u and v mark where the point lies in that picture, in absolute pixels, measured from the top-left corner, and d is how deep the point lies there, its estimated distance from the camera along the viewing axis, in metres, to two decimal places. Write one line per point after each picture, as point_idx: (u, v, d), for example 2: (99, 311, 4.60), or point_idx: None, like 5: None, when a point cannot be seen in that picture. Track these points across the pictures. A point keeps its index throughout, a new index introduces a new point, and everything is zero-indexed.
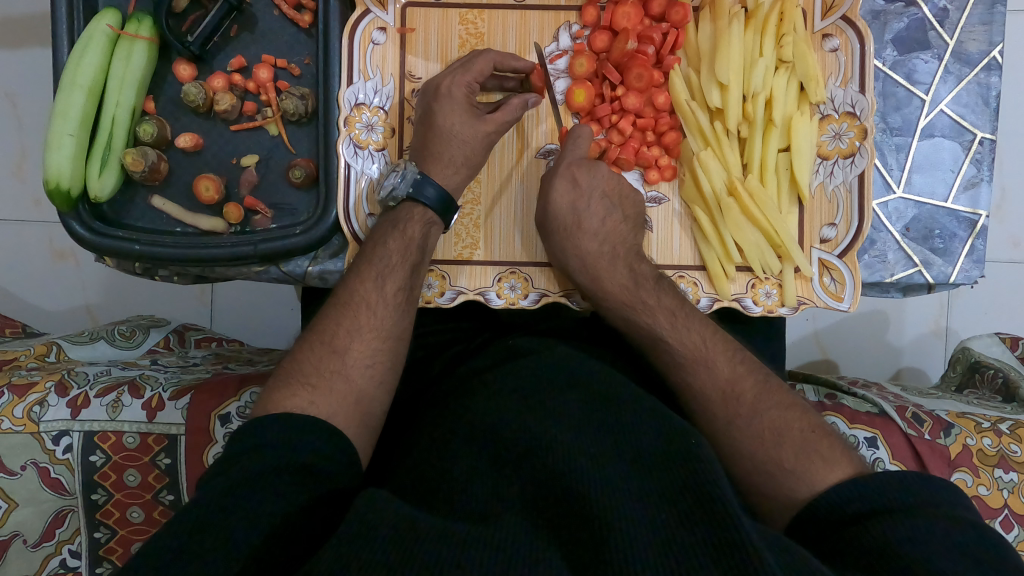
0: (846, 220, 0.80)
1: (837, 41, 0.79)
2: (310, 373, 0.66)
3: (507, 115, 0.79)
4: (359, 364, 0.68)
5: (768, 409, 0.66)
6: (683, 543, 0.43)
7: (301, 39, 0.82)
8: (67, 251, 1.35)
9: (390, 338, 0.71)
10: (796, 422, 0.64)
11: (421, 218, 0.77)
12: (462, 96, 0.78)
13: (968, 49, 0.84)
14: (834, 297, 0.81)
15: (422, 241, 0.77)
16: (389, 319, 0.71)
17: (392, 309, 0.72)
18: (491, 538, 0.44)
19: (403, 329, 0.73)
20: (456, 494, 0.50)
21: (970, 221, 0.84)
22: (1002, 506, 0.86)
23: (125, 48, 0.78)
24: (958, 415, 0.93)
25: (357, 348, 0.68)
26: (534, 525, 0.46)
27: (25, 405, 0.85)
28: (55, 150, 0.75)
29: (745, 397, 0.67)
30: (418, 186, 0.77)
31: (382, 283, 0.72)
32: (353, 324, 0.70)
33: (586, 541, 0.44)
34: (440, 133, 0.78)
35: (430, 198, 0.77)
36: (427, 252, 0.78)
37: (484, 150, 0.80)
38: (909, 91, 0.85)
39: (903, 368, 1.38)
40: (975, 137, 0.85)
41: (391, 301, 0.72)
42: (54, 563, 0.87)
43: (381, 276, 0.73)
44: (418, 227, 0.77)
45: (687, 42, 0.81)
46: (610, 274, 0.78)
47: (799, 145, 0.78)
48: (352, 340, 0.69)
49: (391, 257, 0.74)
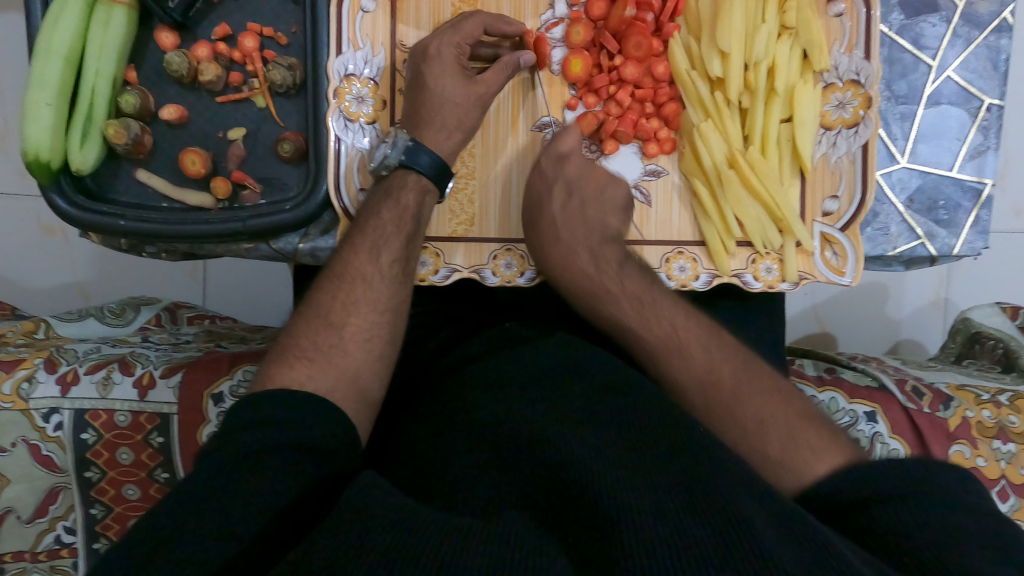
0: (848, 193, 0.78)
1: (842, 5, 0.77)
2: (307, 348, 0.64)
3: (498, 75, 0.77)
4: (356, 338, 0.66)
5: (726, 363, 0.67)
6: (691, 534, 0.42)
7: (288, 7, 0.79)
8: (56, 227, 1.34)
9: (387, 312, 0.69)
10: (790, 414, 0.61)
11: (416, 185, 0.75)
12: (452, 57, 0.75)
13: (978, 11, 0.81)
14: (837, 271, 0.79)
15: (417, 211, 0.74)
16: (386, 292, 0.70)
17: (389, 282, 0.71)
18: (495, 528, 0.43)
19: (401, 301, 0.71)
20: (455, 492, 0.49)
21: (975, 190, 0.83)
22: (999, 477, 0.86)
23: (103, 14, 0.75)
24: (957, 388, 0.93)
25: (354, 322, 0.67)
26: (532, 515, 0.46)
27: (14, 381, 0.84)
28: (34, 120, 0.73)
29: (701, 348, 0.68)
30: (414, 153, 0.74)
31: (377, 255, 0.71)
32: (349, 297, 0.68)
33: (591, 540, 0.43)
34: (430, 96, 0.75)
35: (424, 165, 0.75)
36: (424, 222, 0.76)
37: (477, 113, 0.77)
38: (916, 56, 0.82)
39: (902, 340, 1.37)
40: (983, 103, 0.83)
41: (387, 273, 0.71)
42: (49, 539, 0.87)
43: (375, 247, 0.71)
44: (412, 197, 0.74)
45: (688, 9, 0.78)
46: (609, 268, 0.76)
47: (802, 115, 0.76)
48: (348, 314, 0.67)
49: (386, 228, 0.72)
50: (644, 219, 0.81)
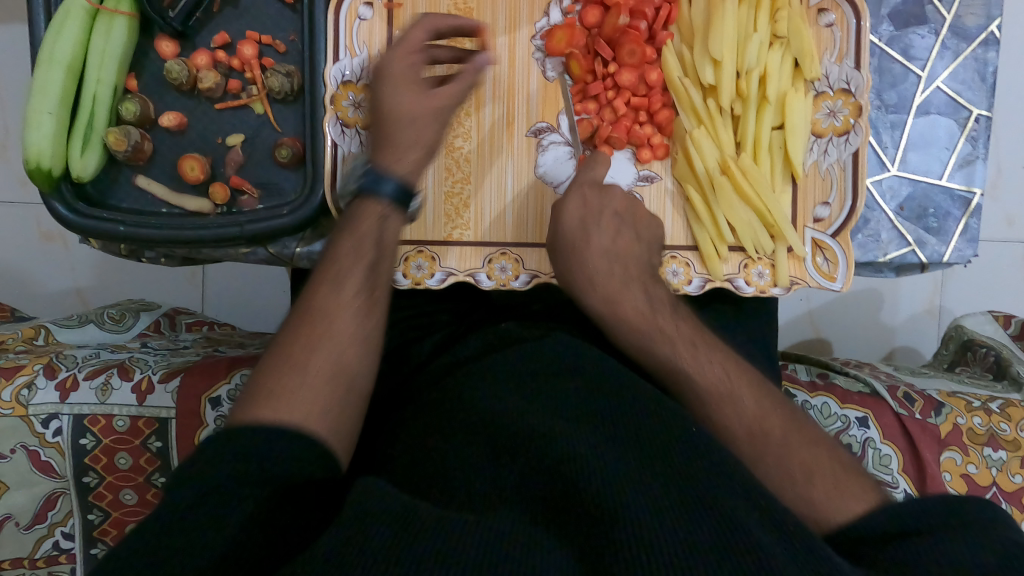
0: (839, 200, 0.80)
1: (833, 16, 0.78)
2: (267, 392, 0.54)
3: (455, 88, 0.75)
4: (321, 376, 0.56)
5: (715, 361, 0.66)
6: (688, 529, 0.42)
7: (286, 15, 0.80)
8: (54, 233, 1.34)
9: (358, 344, 0.60)
10: (778, 413, 0.62)
11: (376, 210, 0.68)
12: (404, 70, 0.74)
13: (966, 24, 0.83)
14: (827, 277, 0.80)
15: (381, 234, 0.67)
16: (349, 326, 0.60)
17: (355, 312, 0.61)
18: (491, 529, 0.44)
19: (370, 333, 0.61)
20: (450, 485, 0.50)
21: (964, 199, 0.84)
22: (989, 484, 0.87)
23: (105, 24, 0.76)
24: (948, 394, 0.94)
25: (317, 361, 0.57)
26: (526, 503, 0.47)
27: (12, 387, 0.84)
28: (36, 128, 0.74)
29: (690, 346, 0.68)
30: (360, 179, 0.69)
31: (339, 285, 0.62)
32: (308, 342, 0.58)
33: (590, 533, 0.44)
34: (385, 112, 0.73)
35: (388, 190, 0.69)
36: (388, 246, 0.68)
37: (437, 124, 0.74)
38: (906, 66, 0.83)
39: (896, 347, 1.38)
40: (971, 114, 0.84)
41: (352, 305, 0.61)
42: (47, 545, 0.86)
43: (336, 279, 0.63)
44: (367, 227, 0.67)
45: (681, 17, 0.79)
46: (622, 292, 0.73)
47: (793, 122, 0.77)
48: (310, 356, 0.57)
49: (346, 257, 0.65)
50: None
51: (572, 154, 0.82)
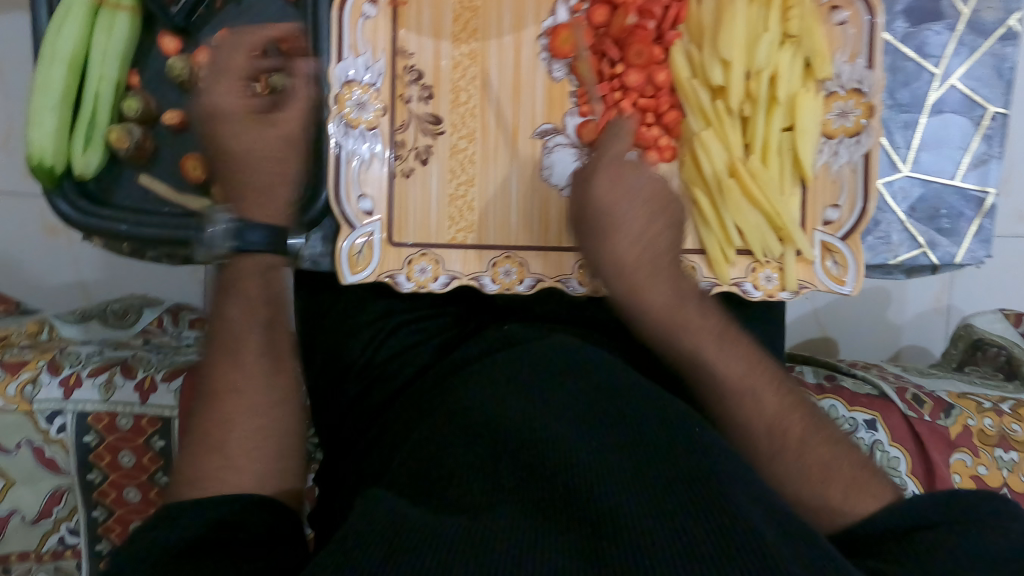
0: (850, 202, 0.78)
1: (846, 13, 0.77)
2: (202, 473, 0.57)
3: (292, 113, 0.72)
4: (243, 448, 0.58)
5: (730, 359, 0.65)
6: (690, 532, 0.42)
7: (289, 12, 0.80)
8: (59, 227, 1.34)
9: (269, 409, 0.61)
10: (787, 420, 0.61)
11: (257, 266, 0.67)
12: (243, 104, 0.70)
13: (984, 19, 0.81)
14: (836, 280, 0.79)
15: (268, 294, 0.67)
16: (256, 389, 0.61)
17: (258, 377, 0.62)
18: (488, 531, 0.43)
19: (280, 393, 0.63)
20: (447, 489, 0.49)
21: (978, 199, 0.82)
22: (1001, 485, 0.86)
23: (106, 20, 0.75)
24: (958, 395, 0.93)
25: (237, 434, 0.59)
26: (522, 506, 0.46)
27: (18, 383, 0.84)
28: (38, 125, 0.74)
29: (709, 341, 0.66)
30: (237, 234, 0.67)
31: (238, 357, 0.63)
32: (224, 416, 0.60)
33: (590, 532, 0.43)
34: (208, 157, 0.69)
35: (258, 241, 0.67)
36: (283, 300, 0.69)
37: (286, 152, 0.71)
38: (920, 64, 0.81)
39: (904, 346, 1.37)
40: (986, 112, 0.82)
41: (257, 370, 0.63)
42: (53, 540, 0.86)
43: (233, 355, 0.63)
44: (255, 287, 0.66)
45: (690, 16, 0.78)
46: (648, 283, 0.69)
47: (803, 123, 0.75)
48: (230, 429, 0.59)
49: (236, 327, 0.64)
50: None
51: (577, 156, 0.82)
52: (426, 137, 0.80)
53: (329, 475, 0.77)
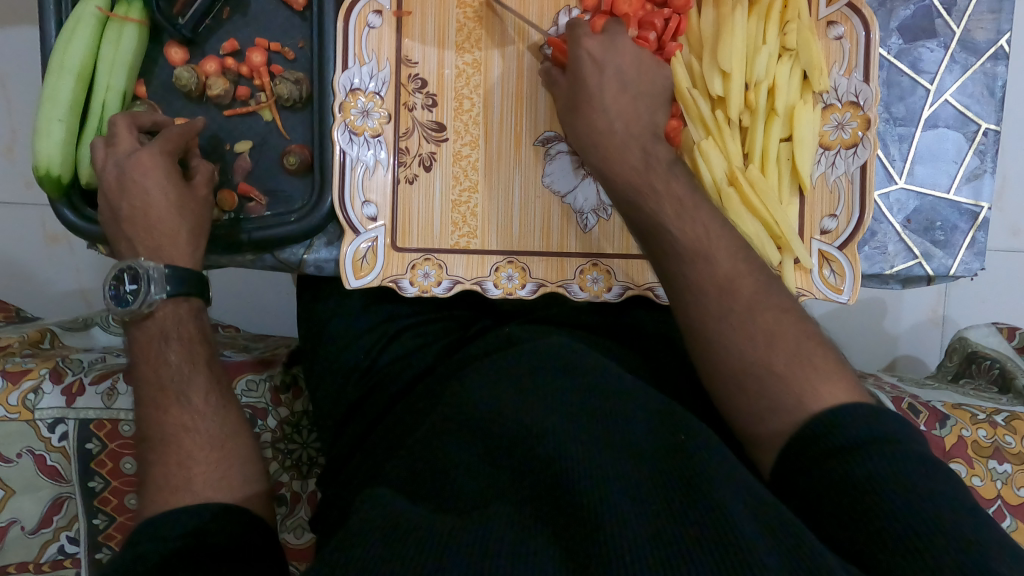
0: (847, 212, 0.80)
1: (842, 28, 0.79)
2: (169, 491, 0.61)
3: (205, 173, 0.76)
4: (207, 480, 0.62)
5: (765, 309, 0.61)
6: (675, 535, 0.42)
7: (295, 23, 0.81)
8: (60, 235, 1.34)
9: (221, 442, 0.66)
10: None
11: (190, 310, 0.72)
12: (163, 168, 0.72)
13: (975, 39, 0.83)
14: (834, 289, 0.80)
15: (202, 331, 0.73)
16: (209, 424, 0.66)
17: (209, 416, 0.67)
18: (474, 530, 0.43)
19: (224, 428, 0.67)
20: (446, 486, 0.49)
21: (971, 213, 0.84)
22: (995, 497, 0.86)
23: (115, 31, 0.76)
24: (953, 406, 0.93)
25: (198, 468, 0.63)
26: (520, 506, 0.46)
27: (19, 392, 0.84)
28: (45, 136, 0.74)
29: (744, 293, 0.62)
30: (169, 280, 0.70)
31: (186, 398, 0.67)
32: (182, 454, 0.64)
33: (577, 533, 0.44)
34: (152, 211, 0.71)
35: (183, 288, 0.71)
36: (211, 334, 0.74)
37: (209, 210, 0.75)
38: (914, 80, 0.83)
39: (900, 356, 1.38)
40: (979, 128, 0.84)
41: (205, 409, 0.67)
42: (53, 550, 0.85)
43: (180, 393, 0.67)
44: (191, 326, 0.72)
45: (691, 29, 0.80)
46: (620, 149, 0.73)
47: (801, 134, 0.77)
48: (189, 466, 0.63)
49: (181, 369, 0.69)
50: (606, 236, 0.82)
51: (577, 164, 0.83)
52: (429, 145, 0.81)
53: (329, 481, 0.76)
